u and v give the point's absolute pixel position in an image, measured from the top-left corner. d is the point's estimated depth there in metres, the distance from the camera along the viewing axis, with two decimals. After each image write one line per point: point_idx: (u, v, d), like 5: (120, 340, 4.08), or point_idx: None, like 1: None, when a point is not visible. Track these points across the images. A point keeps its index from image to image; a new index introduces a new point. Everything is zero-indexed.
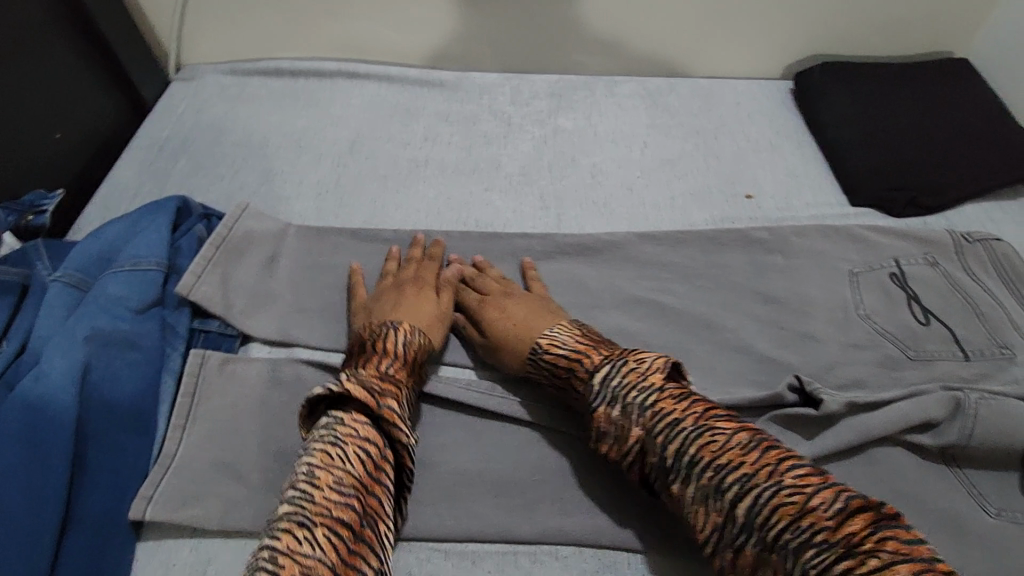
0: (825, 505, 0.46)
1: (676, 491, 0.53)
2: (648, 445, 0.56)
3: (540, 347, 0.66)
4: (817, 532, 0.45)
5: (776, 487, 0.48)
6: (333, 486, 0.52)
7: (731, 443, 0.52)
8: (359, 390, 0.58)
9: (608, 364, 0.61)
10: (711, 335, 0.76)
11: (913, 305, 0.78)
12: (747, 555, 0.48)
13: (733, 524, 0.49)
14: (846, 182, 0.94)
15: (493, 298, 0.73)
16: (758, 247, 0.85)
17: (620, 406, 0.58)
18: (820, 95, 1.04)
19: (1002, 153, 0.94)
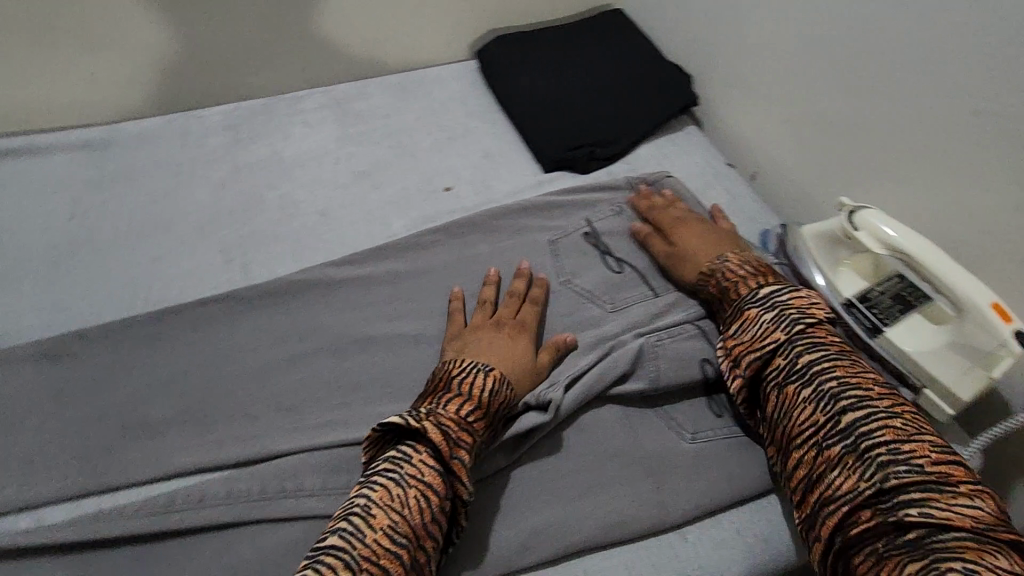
0: (935, 446, 0.51)
1: (790, 389, 0.59)
2: (780, 347, 0.61)
3: (726, 257, 0.72)
4: (916, 458, 0.50)
5: (887, 414, 0.53)
6: (386, 531, 0.49)
7: (865, 375, 0.57)
8: (433, 429, 0.55)
9: (776, 282, 0.67)
10: (422, 351, 0.73)
11: (607, 258, 0.82)
12: (829, 453, 0.54)
13: (833, 424, 0.54)
14: (534, 150, 0.97)
15: (672, 232, 0.80)
16: (461, 241, 0.84)
17: (775, 311, 0.63)
18: (500, 73, 1.06)
19: (660, 91, 1.02)
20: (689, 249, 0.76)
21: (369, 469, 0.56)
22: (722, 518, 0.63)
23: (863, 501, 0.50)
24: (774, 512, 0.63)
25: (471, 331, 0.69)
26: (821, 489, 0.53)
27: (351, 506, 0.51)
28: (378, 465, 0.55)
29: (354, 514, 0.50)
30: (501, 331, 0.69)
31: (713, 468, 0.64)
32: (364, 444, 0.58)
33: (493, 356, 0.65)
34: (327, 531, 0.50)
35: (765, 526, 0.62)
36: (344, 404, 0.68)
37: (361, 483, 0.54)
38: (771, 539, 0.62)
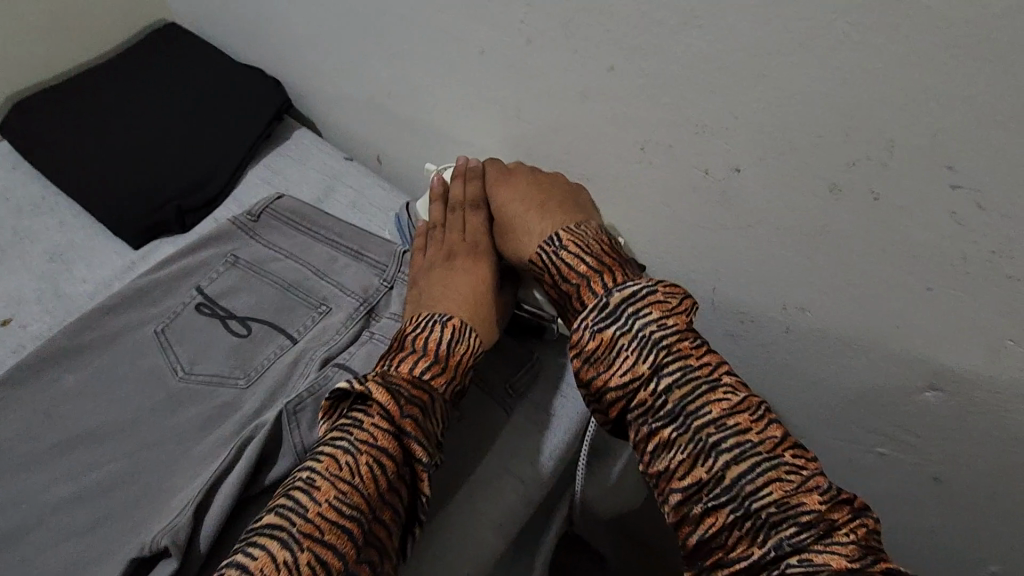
0: (820, 487, 0.47)
1: (663, 436, 0.51)
2: (645, 383, 0.52)
3: (558, 240, 0.60)
4: (803, 513, 0.46)
5: (778, 462, 0.47)
6: (333, 504, 0.49)
7: (743, 406, 0.50)
8: (380, 392, 0.54)
9: (631, 286, 0.55)
10: (9, 556, 0.56)
11: (230, 323, 0.71)
12: (710, 510, 0.48)
13: (715, 483, 0.48)
14: (112, 228, 0.79)
15: (506, 182, 0.68)
16: (34, 382, 0.65)
17: (636, 338, 0.53)
18: (37, 149, 0.84)
19: (243, 106, 0.89)
20: (523, 227, 0.65)
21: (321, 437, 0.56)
22: (419, 553, 0.59)
23: (747, 560, 0.46)
24: (467, 516, 0.61)
25: (427, 272, 0.69)
26: (700, 542, 0.49)
27: (295, 480, 0.51)
28: (327, 434, 0.55)
29: (299, 485, 0.50)
30: (456, 269, 0.68)
31: None
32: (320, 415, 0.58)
33: (453, 301, 0.65)
34: (270, 506, 0.50)
35: (460, 537, 0.60)
36: None
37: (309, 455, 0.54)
38: (470, 544, 0.59)
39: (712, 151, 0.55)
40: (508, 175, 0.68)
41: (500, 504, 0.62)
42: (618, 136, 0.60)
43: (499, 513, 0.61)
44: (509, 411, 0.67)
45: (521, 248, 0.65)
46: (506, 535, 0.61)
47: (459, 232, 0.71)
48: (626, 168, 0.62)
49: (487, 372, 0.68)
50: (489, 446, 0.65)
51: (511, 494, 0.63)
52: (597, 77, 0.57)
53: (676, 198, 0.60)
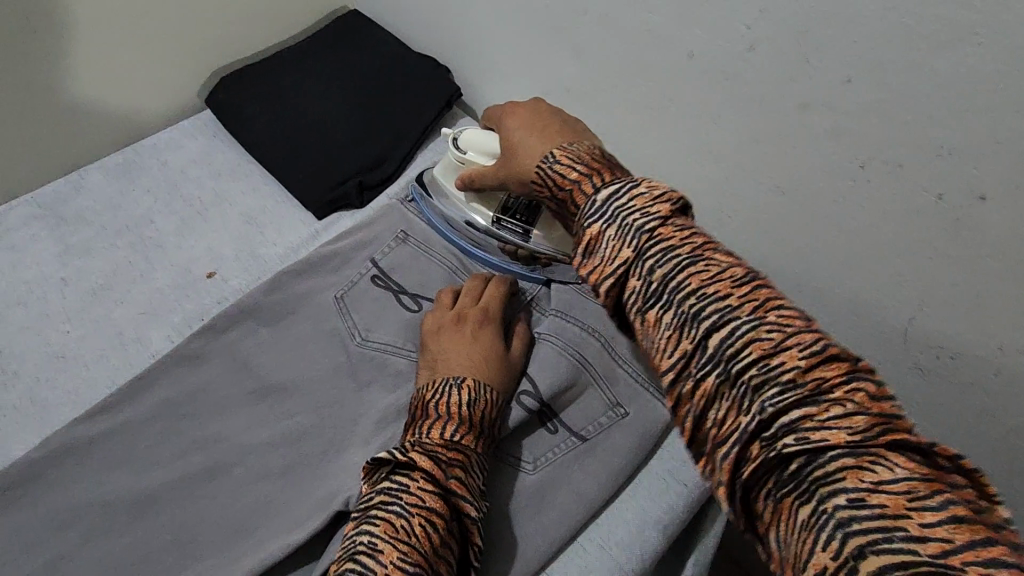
0: (805, 346, 0.38)
1: (651, 317, 0.43)
2: (631, 267, 0.44)
3: (550, 155, 0.55)
4: (787, 374, 0.38)
5: (757, 323, 0.40)
6: (397, 564, 0.47)
7: (724, 273, 0.42)
8: (422, 458, 0.53)
9: (617, 182, 0.48)
10: (216, 486, 0.62)
11: (402, 298, 0.74)
12: (699, 385, 0.41)
13: (702, 353, 0.41)
14: (297, 197, 0.86)
15: (508, 113, 0.64)
16: (233, 332, 0.72)
17: (618, 224, 0.45)
18: (235, 119, 0.92)
19: (415, 90, 0.93)
20: (519, 145, 0.59)
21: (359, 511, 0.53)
22: (583, 541, 0.60)
23: (738, 434, 0.38)
24: (631, 513, 0.62)
25: (435, 342, 0.65)
26: (693, 423, 0.41)
27: (353, 545, 0.49)
28: (369, 503, 0.52)
29: (358, 551, 0.48)
30: (467, 334, 0.64)
31: (562, 494, 0.61)
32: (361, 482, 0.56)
33: (464, 361, 0.62)
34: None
35: (625, 532, 0.60)
36: None
37: (356, 524, 0.51)
38: (637, 539, 0.60)
39: (956, 174, 0.52)
40: (509, 111, 0.64)
41: (662, 505, 0.62)
42: (835, 149, 0.58)
43: (661, 512, 0.62)
44: None
45: (516, 171, 0.59)
46: (666, 538, 0.61)
47: (475, 301, 0.69)
48: (837, 184, 0.59)
49: (652, 373, 0.68)
50: (651, 447, 0.65)
51: (673, 497, 0.63)
52: (830, 87, 0.55)
53: (892, 218, 0.57)
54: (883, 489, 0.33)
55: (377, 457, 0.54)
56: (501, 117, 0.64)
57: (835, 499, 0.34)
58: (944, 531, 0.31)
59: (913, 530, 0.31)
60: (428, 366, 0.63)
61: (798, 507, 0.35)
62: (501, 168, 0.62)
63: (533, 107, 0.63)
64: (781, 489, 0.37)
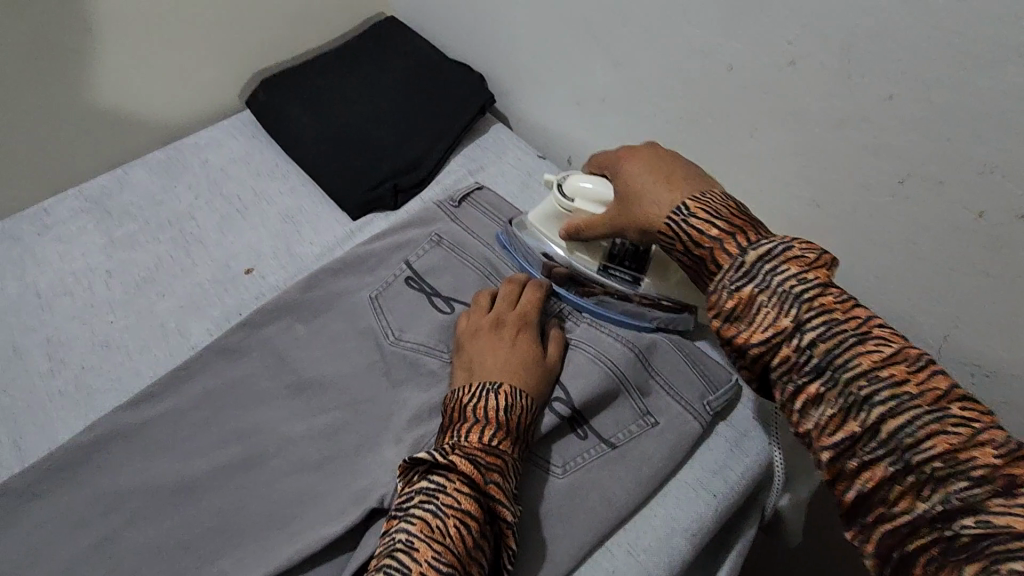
0: (978, 438, 0.41)
1: (812, 391, 0.46)
2: (789, 338, 0.47)
3: (685, 210, 0.55)
4: (972, 467, 0.41)
5: (939, 413, 0.43)
6: (432, 563, 0.48)
7: (897, 355, 0.45)
8: (459, 461, 0.54)
9: (764, 243, 0.50)
10: (255, 476, 0.63)
11: (435, 300, 0.75)
12: (866, 466, 0.44)
13: (868, 434, 0.44)
14: (335, 198, 0.88)
15: (630, 158, 0.65)
16: (272, 328, 0.74)
17: (772, 291, 0.48)
18: (276, 120, 0.95)
19: (452, 96, 0.95)
20: (643, 193, 0.61)
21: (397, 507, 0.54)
22: (611, 544, 0.61)
23: (909, 516, 0.42)
24: (659, 518, 0.62)
25: (472, 344, 0.66)
26: (855, 500, 0.45)
27: (390, 542, 0.50)
28: (407, 500, 0.54)
29: (395, 548, 0.49)
30: (505, 339, 0.66)
31: (592, 499, 0.61)
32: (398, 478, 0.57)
33: (503, 366, 0.63)
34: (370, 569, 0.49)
35: (653, 537, 0.61)
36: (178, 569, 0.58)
37: (394, 520, 0.52)
38: (666, 546, 0.61)
39: (999, 194, 0.52)
40: (626, 155, 0.66)
41: (690, 513, 0.63)
42: (873, 163, 0.58)
43: (689, 519, 0.62)
44: (704, 425, 0.68)
45: (639, 220, 0.60)
46: (694, 546, 0.61)
47: (512, 305, 0.70)
48: (876, 199, 0.60)
49: (683, 384, 0.69)
50: (681, 455, 0.66)
51: (702, 505, 0.64)
52: (873, 103, 0.56)
53: (932, 236, 0.57)
54: None
55: (416, 456, 0.56)
56: (622, 162, 0.65)
57: (1008, 563, 0.37)
58: None
59: None
60: (464, 368, 0.65)
61: (963, 563, 0.39)
62: (618, 213, 0.64)
63: (652, 152, 0.65)
64: (942, 551, 0.40)
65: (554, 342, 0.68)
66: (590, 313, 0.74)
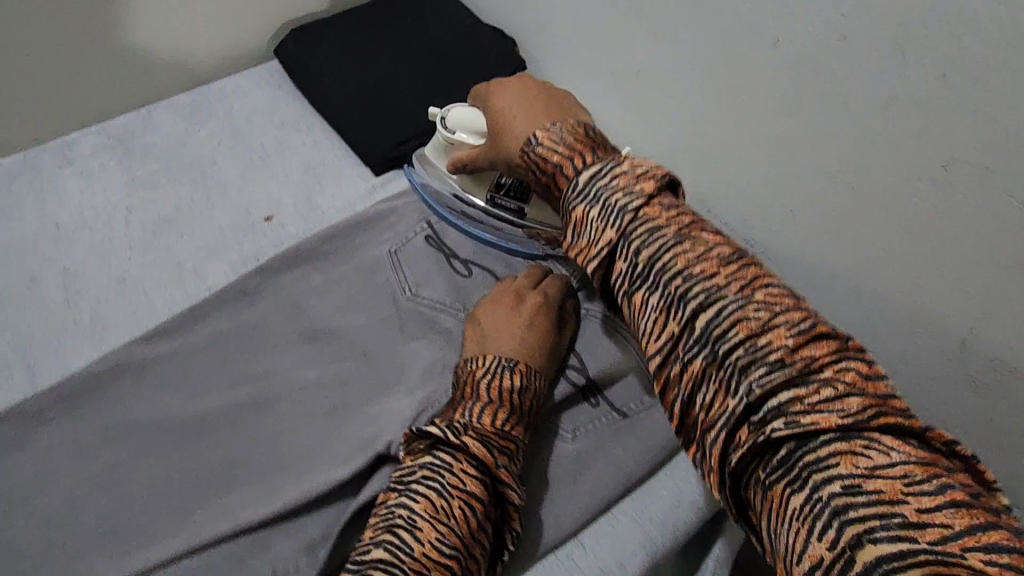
0: (793, 328, 0.40)
1: (638, 299, 0.46)
2: (617, 248, 0.47)
3: (535, 140, 0.55)
4: (773, 352, 0.40)
5: (743, 301, 0.42)
6: (434, 544, 0.47)
7: (711, 254, 0.45)
8: (474, 445, 0.53)
9: (599, 164, 0.50)
10: (264, 418, 0.63)
11: (453, 262, 0.75)
12: (686, 368, 0.43)
13: (686, 334, 0.43)
14: (358, 153, 0.87)
15: (496, 92, 0.64)
16: (288, 275, 0.73)
17: (601, 205, 0.48)
18: (303, 70, 0.94)
19: (481, 58, 0.93)
20: (509, 124, 0.60)
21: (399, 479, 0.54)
22: (616, 511, 0.60)
23: (726, 417, 0.40)
24: (666, 490, 0.62)
25: (486, 317, 0.65)
26: (681, 408, 0.43)
27: (392, 516, 0.50)
28: (410, 475, 0.53)
29: (397, 524, 0.49)
30: (519, 314, 0.64)
31: (599, 465, 0.61)
32: (402, 446, 0.57)
33: (519, 344, 0.62)
34: (370, 541, 0.49)
35: (659, 507, 0.61)
36: (183, 502, 0.58)
37: (397, 494, 0.52)
38: (670, 518, 0.60)
39: None
40: (494, 88, 0.65)
41: (697, 486, 0.63)
42: (913, 145, 0.57)
43: (697, 493, 0.62)
44: None
45: (506, 150, 0.61)
46: (697, 518, 0.61)
47: (530, 283, 0.69)
48: (914, 182, 0.58)
49: None
50: None
51: None
52: (923, 81, 0.55)
53: (969, 222, 0.56)
54: (879, 474, 0.35)
55: (423, 431, 0.55)
56: (488, 96, 0.65)
57: (830, 487, 0.35)
58: (944, 516, 0.32)
59: (910, 515, 0.33)
60: (477, 341, 0.63)
61: (791, 496, 0.36)
62: (491, 146, 0.63)
63: (518, 83, 0.64)
64: (771, 476, 0.38)
65: (570, 323, 0.68)
66: (507, 248, 0.77)
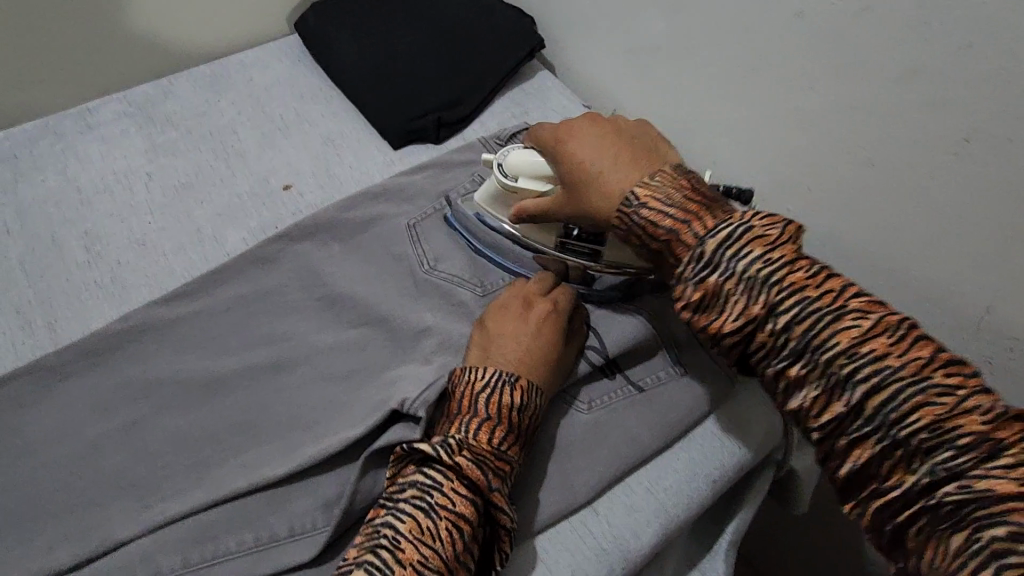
0: (980, 408, 0.39)
1: (790, 373, 0.44)
2: (762, 323, 0.45)
3: (635, 198, 0.53)
4: (959, 437, 0.39)
5: (924, 385, 0.40)
6: (416, 568, 0.46)
7: (876, 329, 0.43)
8: (467, 465, 0.50)
9: (724, 227, 0.48)
10: (283, 380, 0.64)
11: (471, 238, 0.74)
12: (855, 443, 0.42)
13: (850, 414, 0.42)
14: (377, 127, 0.87)
15: (562, 143, 0.61)
16: (307, 243, 0.74)
17: (738, 279, 0.46)
18: (322, 44, 0.94)
19: (501, 36, 0.93)
20: (593, 178, 0.57)
21: (389, 493, 0.52)
22: (631, 481, 0.61)
23: (900, 489, 0.41)
24: (680, 462, 0.62)
25: (493, 327, 0.61)
26: (848, 477, 0.43)
27: (376, 534, 0.48)
28: (399, 491, 0.51)
29: (380, 543, 0.47)
30: (528, 323, 0.61)
31: (614, 435, 0.61)
32: (394, 461, 0.55)
33: (524, 356, 0.58)
34: (353, 558, 0.47)
35: (673, 479, 0.61)
36: (203, 459, 0.59)
37: (384, 510, 0.50)
38: (684, 489, 0.61)
39: None
40: (562, 134, 0.62)
41: (712, 460, 0.63)
42: (936, 120, 0.57)
43: (710, 466, 0.62)
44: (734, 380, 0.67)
45: (592, 210, 0.57)
46: (711, 490, 0.62)
47: (541, 291, 0.65)
48: (936, 158, 0.59)
49: None
50: (709, 404, 0.65)
51: (725, 454, 0.63)
52: (949, 55, 0.55)
53: (991, 199, 0.56)
54: None
55: (416, 446, 0.53)
56: (557, 146, 0.61)
57: (993, 529, 0.36)
58: None
59: None
60: (481, 351, 0.60)
61: (950, 536, 0.38)
62: (569, 202, 0.60)
63: (587, 125, 0.61)
64: (882, 471, 0.42)
65: (579, 334, 0.64)
66: (500, 265, 0.72)
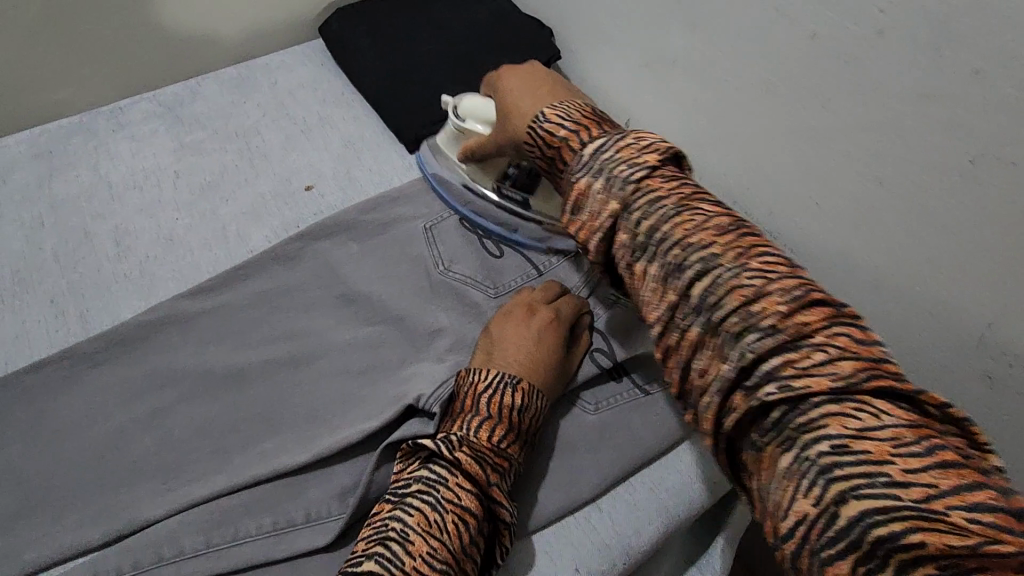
0: (790, 295, 0.44)
1: (639, 267, 0.52)
2: (621, 217, 0.53)
3: (541, 116, 0.61)
4: (816, 369, 0.42)
5: (739, 270, 0.47)
6: (425, 559, 0.47)
7: (763, 286, 0.45)
8: (469, 461, 0.53)
9: (602, 138, 0.56)
10: (302, 373, 0.67)
11: (485, 243, 0.77)
12: (685, 335, 0.49)
13: (682, 297, 0.49)
14: (396, 131, 0.90)
15: (501, 76, 0.70)
16: (327, 242, 0.76)
17: (603, 175, 0.54)
18: (345, 49, 0.97)
19: (519, 44, 0.96)
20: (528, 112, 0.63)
21: (394, 490, 0.54)
22: (634, 480, 0.63)
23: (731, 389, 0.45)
24: (682, 463, 0.64)
25: (498, 332, 0.64)
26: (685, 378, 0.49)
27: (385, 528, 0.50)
28: (404, 487, 0.53)
29: (389, 536, 0.49)
30: (530, 329, 0.63)
31: (620, 435, 0.64)
32: (399, 458, 0.57)
33: (526, 359, 0.60)
34: (363, 551, 0.49)
35: (676, 479, 0.63)
36: (225, 446, 0.61)
37: (391, 506, 0.52)
38: (686, 490, 0.63)
39: None
40: (503, 71, 0.71)
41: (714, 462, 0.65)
42: (942, 139, 0.59)
43: (712, 468, 0.64)
44: None
45: (510, 134, 0.67)
46: (712, 492, 0.63)
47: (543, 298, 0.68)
48: (942, 177, 0.60)
49: None
50: None
51: None
52: (956, 76, 0.56)
53: (993, 217, 0.58)
54: (872, 439, 0.38)
55: (420, 443, 0.55)
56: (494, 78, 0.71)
57: (818, 446, 0.39)
58: (941, 501, 0.35)
59: (895, 475, 0.36)
60: (487, 353, 0.63)
61: (783, 456, 0.41)
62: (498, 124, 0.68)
63: (528, 70, 0.70)
64: (764, 437, 0.43)
65: (580, 343, 0.67)
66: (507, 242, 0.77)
